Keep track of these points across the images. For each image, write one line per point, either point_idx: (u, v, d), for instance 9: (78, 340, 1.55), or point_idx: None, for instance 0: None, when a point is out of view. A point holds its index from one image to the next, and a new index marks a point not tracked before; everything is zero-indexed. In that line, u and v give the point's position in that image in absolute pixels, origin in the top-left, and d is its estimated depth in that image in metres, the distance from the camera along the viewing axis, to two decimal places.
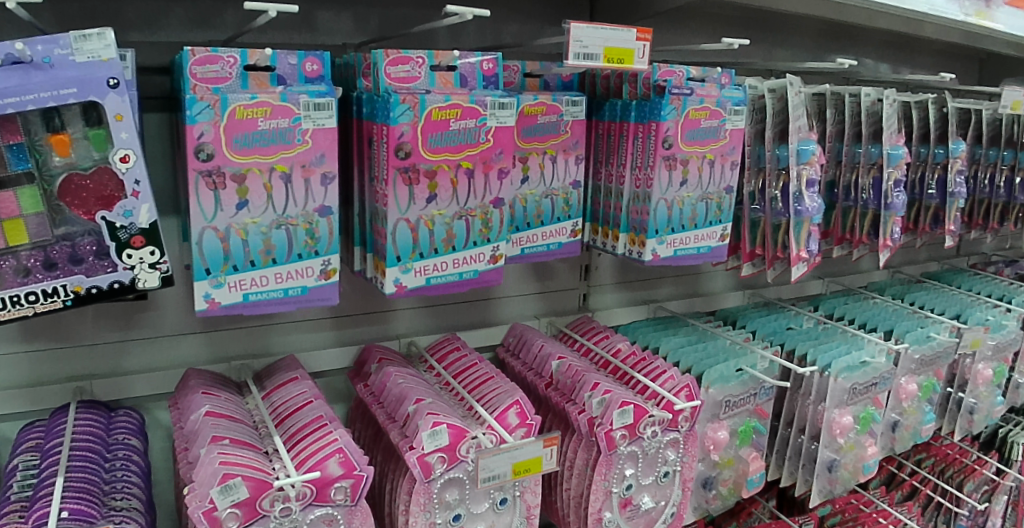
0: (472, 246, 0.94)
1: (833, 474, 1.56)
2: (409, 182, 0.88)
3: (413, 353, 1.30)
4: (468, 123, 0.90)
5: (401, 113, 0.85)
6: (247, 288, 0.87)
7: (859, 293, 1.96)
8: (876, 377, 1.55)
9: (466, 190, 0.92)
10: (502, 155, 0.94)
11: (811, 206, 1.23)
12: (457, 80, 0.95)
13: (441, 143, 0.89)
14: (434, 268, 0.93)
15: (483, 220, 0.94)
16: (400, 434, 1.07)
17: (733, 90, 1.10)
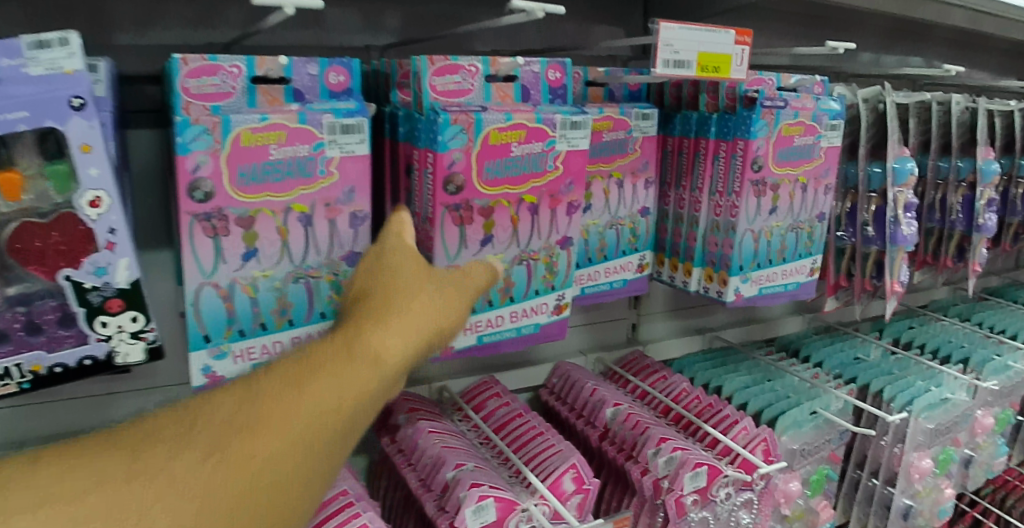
0: (533, 295, 0.83)
1: (908, 521, 1.39)
2: (460, 222, 0.75)
3: (444, 400, 1.12)
4: (535, 148, 0.77)
5: (452, 138, 0.72)
6: (256, 358, 0.72)
7: (924, 314, 1.79)
8: (955, 416, 1.39)
9: (527, 227, 0.80)
10: (572, 186, 0.81)
11: (909, 234, 1.06)
12: (518, 92, 0.81)
13: (500, 174, 0.76)
14: (487, 324, 0.81)
15: (547, 263, 0.83)
16: (438, 506, 0.90)
17: (830, 102, 0.94)
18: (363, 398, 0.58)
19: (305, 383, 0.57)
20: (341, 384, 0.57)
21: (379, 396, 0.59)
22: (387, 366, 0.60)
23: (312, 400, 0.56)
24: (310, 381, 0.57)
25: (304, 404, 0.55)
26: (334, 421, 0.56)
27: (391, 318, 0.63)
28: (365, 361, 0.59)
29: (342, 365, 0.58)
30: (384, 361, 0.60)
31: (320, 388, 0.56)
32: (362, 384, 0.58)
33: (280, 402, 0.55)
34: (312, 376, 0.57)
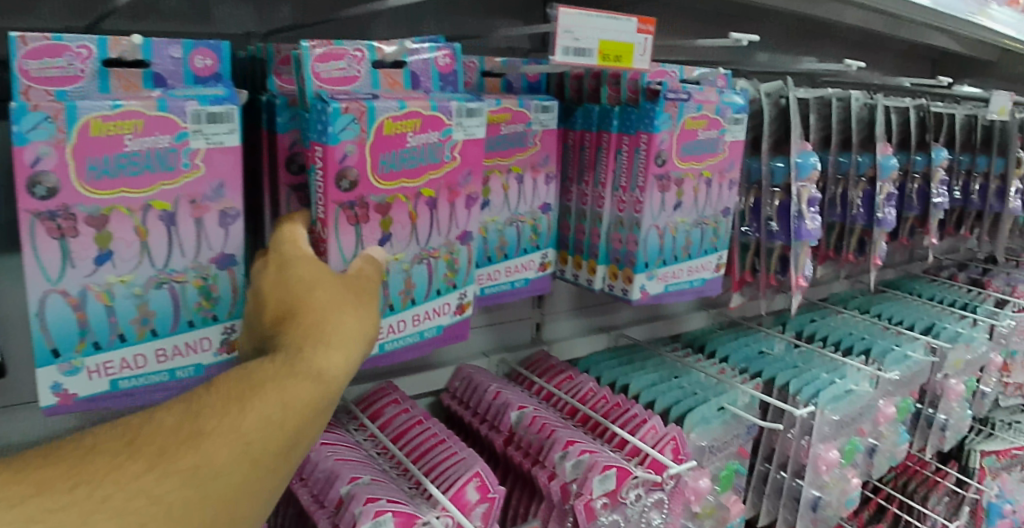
0: (436, 296, 0.77)
1: (817, 513, 1.40)
2: (357, 222, 0.69)
3: (338, 408, 1.06)
4: (432, 137, 0.72)
5: (344, 129, 0.65)
6: (115, 373, 0.64)
7: (825, 307, 1.83)
8: (860, 406, 1.42)
9: (428, 224, 0.74)
10: (469, 177, 0.76)
11: (812, 228, 1.06)
12: (406, 79, 0.76)
13: (396, 166, 0.70)
14: (387, 330, 0.74)
15: (449, 261, 0.77)
16: (332, 524, 0.84)
17: (734, 95, 0.93)
18: (313, 409, 0.54)
19: (248, 398, 0.52)
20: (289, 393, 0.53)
21: (332, 405, 0.55)
22: (341, 375, 0.55)
23: (255, 416, 0.51)
24: (253, 394, 0.52)
25: (248, 420, 0.51)
26: (283, 437, 0.52)
27: (339, 316, 0.57)
28: (314, 370, 0.54)
29: (292, 374, 0.53)
30: (336, 371, 0.55)
31: (268, 402, 0.52)
32: (311, 395, 0.53)
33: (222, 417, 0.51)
34: (257, 388, 0.52)
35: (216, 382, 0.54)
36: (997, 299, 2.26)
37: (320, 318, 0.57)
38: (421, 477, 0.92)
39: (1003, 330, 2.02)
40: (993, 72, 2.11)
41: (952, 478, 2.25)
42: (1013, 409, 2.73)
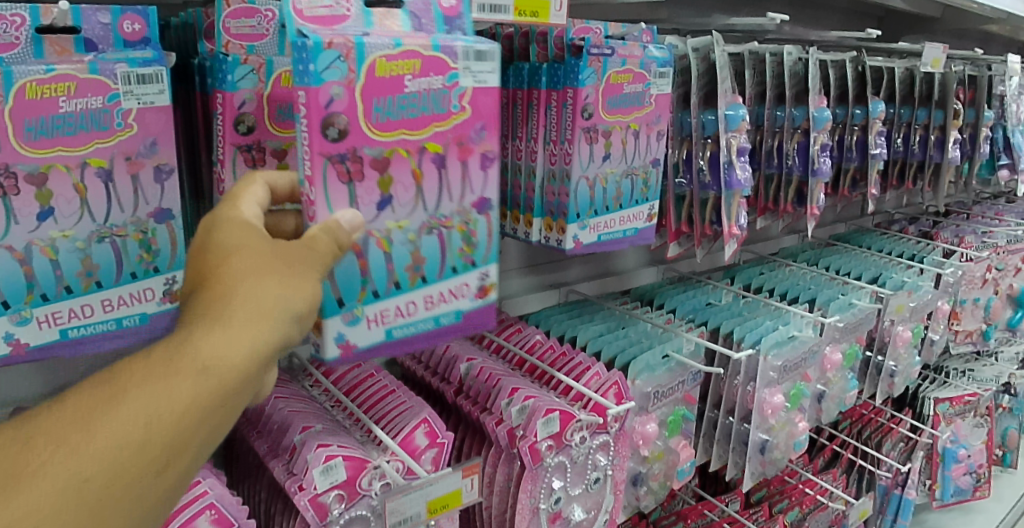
0: (449, 274, 0.79)
1: (765, 455, 1.47)
2: (349, 178, 0.70)
3: (295, 367, 1.10)
4: (437, 81, 0.73)
5: (327, 68, 0.66)
6: (65, 322, 0.67)
7: (774, 261, 1.90)
8: (805, 351, 1.48)
9: (435, 184, 0.76)
10: (482, 131, 0.78)
11: (742, 177, 1.12)
12: (406, 19, 0.75)
13: (393, 115, 0.71)
14: (395, 314, 0.77)
15: (463, 233, 0.79)
16: (286, 470, 0.87)
17: (658, 50, 0.97)
18: (194, 412, 0.50)
19: (104, 410, 0.47)
20: (157, 404, 0.48)
21: (213, 411, 0.51)
22: (228, 376, 0.51)
23: (98, 436, 0.46)
24: (110, 403, 0.48)
25: (90, 445, 0.46)
26: (143, 455, 0.48)
27: (244, 301, 0.53)
28: (195, 367, 0.50)
29: (168, 380, 0.49)
30: (222, 366, 0.51)
31: (129, 416, 0.47)
32: (189, 402, 0.49)
33: (70, 430, 0.46)
34: (117, 396, 0.48)
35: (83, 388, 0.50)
36: (943, 250, 2.34)
37: (220, 309, 0.53)
38: (372, 427, 0.96)
39: (949, 279, 2.09)
40: (934, 29, 2.18)
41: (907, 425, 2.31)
42: (966, 358, 2.83)
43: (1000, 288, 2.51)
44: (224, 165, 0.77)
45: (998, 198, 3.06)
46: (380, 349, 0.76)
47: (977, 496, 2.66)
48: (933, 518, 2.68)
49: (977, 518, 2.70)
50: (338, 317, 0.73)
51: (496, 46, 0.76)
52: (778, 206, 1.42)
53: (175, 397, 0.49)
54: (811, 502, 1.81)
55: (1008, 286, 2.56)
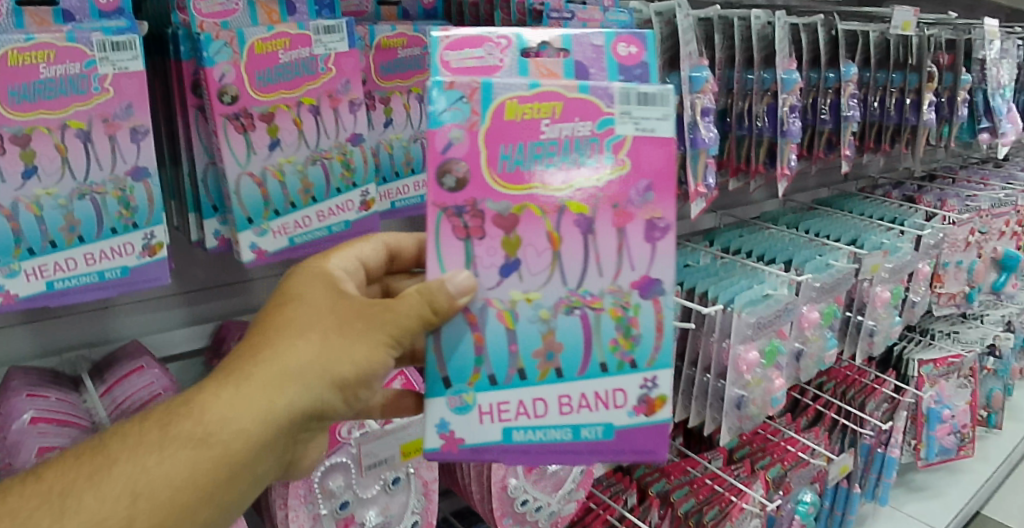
0: (335, 193, 0.90)
1: (742, 411, 1.48)
2: (466, 234, 0.73)
3: None
4: (584, 127, 0.74)
5: (447, 109, 0.72)
6: (51, 275, 0.71)
7: (755, 225, 1.94)
8: (779, 309, 1.50)
9: (579, 249, 0.75)
10: (645, 190, 0.74)
11: (707, 137, 1.16)
12: (569, 68, 0.81)
13: (523, 164, 0.73)
14: (513, 412, 0.76)
15: (343, 161, 0.90)
16: None
17: (619, 14, 1.02)
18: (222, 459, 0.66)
19: (112, 477, 0.63)
20: (156, 471, 0.64)
21: (212, 472, 0.66)
22: (228, 442, 0.66)
23: (93, 507, 0.62)
24: (120, 469, 0.64)
25: (78, 516, 0.61)
26: (140, 516, 0.63)
27: (266, 370, 0.68)
28: (225, 420, 0.66)
29: (175, 448, 0.65)
30: (223, 435, 0.66)
31: (134, 484, 0.63)
32: (189, 466, 0.65)
33: (73, 496, 0.62)
34: (149, 447, 0.65)
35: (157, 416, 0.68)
36: (925, 214, 2.35)
37: (246, 381, 0.68)
38: None
39: (930, 241, 2.10)
40: None
41: (891, 385, 2.26)
42: (950, 321, 2.83)
43: (984, 251, 2.49)
44: (218, 135, 0.81)
45: (985, 164, 3.06)
46: (493, 449, 0.75)
47: (961, 455, 2.66)
48: (919, 480, 2.66)
49: (962, 477, 2.70)
50: (443, 401, 0.75)
51: (665, 88, 0.73)
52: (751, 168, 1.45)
53: (177, 463, 0.65)
54: (792, 458, 1.80)
55: (993, 249, 2.53)
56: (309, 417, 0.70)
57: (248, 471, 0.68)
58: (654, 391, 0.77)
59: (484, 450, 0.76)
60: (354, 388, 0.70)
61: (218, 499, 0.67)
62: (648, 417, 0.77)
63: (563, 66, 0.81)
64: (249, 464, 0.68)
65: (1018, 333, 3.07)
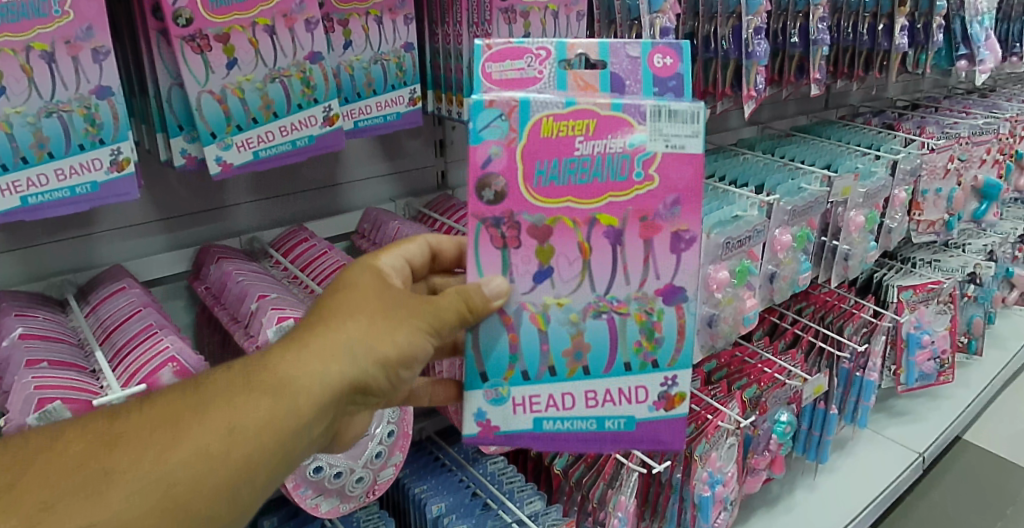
0: (296, 110, 0.96)
1: (713, 329, 1.53)
2: (503, 243, 0.79)
3: (256, 250, 1.25)
4: (616, 144, 0.77)
5: (487, 127, 0.76)
6: (24, 191, 0.78)
7: (730, 151, 2.00)
8: (749, 230, 1.54)
9: (608, 260, 0.81)
10: (674, 204, 0.79)
11: None
12: (604, 81, 0.86)
13: (558, 180, 0.77)
14: (259, 141, 0.94)
15: (301, 79, 0.95)
16: (246, 333, 1.01)
17: None
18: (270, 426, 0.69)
19: (211, 412, 0.68)
20: (244, 412, 0.68)
21: (287, 424, 0.69)
22: (299, 395, 0.70)
23: (199, 434, 0.66)
24: (213, 409, 0.68)
25: (188, 441, 0.66)
26: (234, 451, 0.67)
27: (322, 342, 0.73)
28: (280, 385, 0.70)
29: (256, 395, 0.69)
30: (296, 388, 0.70)
31: (229, 419, 0.68)
32: (269, 413, 0.69)
33: (179, 424, 0.67)
34: (207, 406, 0.68)
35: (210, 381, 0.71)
36: (902, 139, 2.23)
37: (312, 346, 0.72)
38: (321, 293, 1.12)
39: (907, 166, 2.06)
40: None
41: (870, 311, 2.12)
42: (933, 249, 2.60)
43: (964, 179, 2.30)
44: (176, 56, 0.87)
45: (970, 93, 2.97)
46: (526, 436, 0.84)
47: (941, 381, 2.43)
48: (900, 405, 2.54)
49: (943, 403, 2.57)
50: (480, 394, 0.83)
51: (695, 107, 0.76)
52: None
53: (258, 408, 0.69)
54: (768, 379, 1.81)
55: (972, 177, 2.34)
56: (361, 390, 0.74)
57: (310, 432, 0.72)
58: (674, 388, 0.86)
59: (517, 435, 0.85)
60: (394, 367, 0.75)
61: (288, 451, 0.71)
62: (666, 411, 0.86)
63: (599, 78, 0.86)
64: (312, 425, 0.71)
65: (1004, 263, 2.84)
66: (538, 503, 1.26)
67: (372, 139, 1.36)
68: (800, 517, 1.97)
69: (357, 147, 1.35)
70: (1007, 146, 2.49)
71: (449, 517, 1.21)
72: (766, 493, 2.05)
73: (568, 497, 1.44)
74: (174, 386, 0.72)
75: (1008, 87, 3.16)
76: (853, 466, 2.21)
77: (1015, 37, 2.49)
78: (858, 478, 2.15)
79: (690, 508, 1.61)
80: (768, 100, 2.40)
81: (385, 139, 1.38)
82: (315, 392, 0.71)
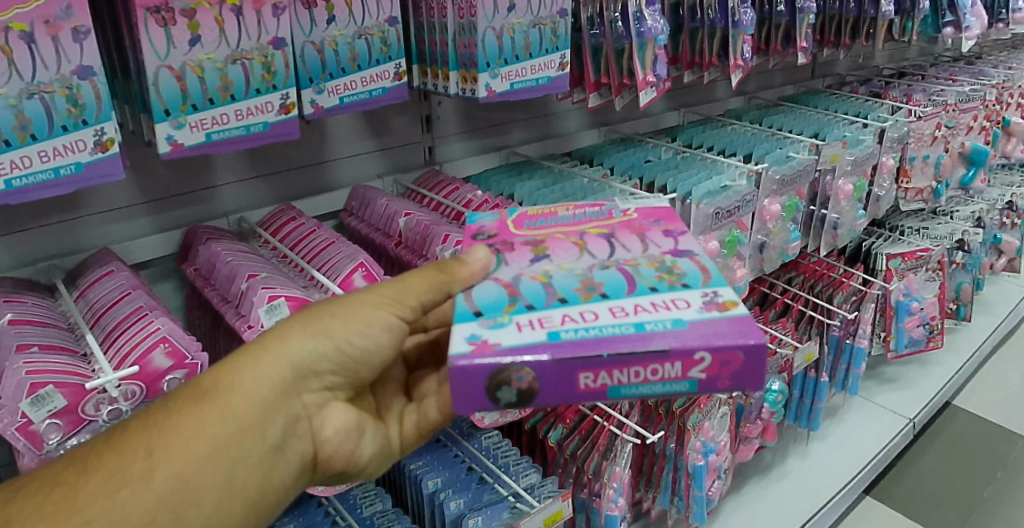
0: (255, 94, 0.95)
1: None
2: (498, 249, 0.87)
3: (245, 230, 1.24)
4: (593, 210, 0.98)
5: (485, 218, 0.97)
6: (8, 173, 0.77)
7: (718, 121, 2.00)
8: (738, 200, 1.54)
9: (600, 245, 0.86)
10: (654, 221, 0.93)
11: (653, 26, 1.36)
12: None
13: (543, 224, 0.94)
14: (212, 123, 0.93)
15: (263, 63, 0.95)
16: (237, 313, 1.01)
17: None
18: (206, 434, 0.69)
19: (129, 439, 0.67)
20: (177, 424, 0.69)
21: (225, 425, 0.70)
22: (231, 393, 0.72)
23: (119, 460, 0.65)
24: (130, 437, 0.67)
25: (104, 469, 0.65)
26: (163, 466, 0.66)
27: (254, 345, 0.76)
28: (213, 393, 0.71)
29: (182, 408, 0.70)
30: (229, 391, 0.72)
31: (149, 441, 0.67)
32: (202, 418, 0.69)
33: (92, 460, 0.66)
34: (127, 434, 0.67)
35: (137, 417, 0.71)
36: (890, 107, 2.23)
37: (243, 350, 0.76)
38: (313, 272, 1.11)
39: (892, 134, 2.05)
40: None
41: (860, 278, 2.15)
42: (921, 216, 2.61)
43: (952, 146, 2.31)
44: (138, 26, 0.85)
45: (956, 60, 2.96)
46: (540, 345, 0.67)
47: (931, 347, 2.44)
48: (890, 372, 2.57)
49: (933, 370, 2.59)
50: (474, 323, 0.72)
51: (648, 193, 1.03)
52: (633, 81, 1.41)
53: (185, 419, 0.69)
54: None
55: (959, 144, 2.34)
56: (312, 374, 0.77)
57: (258, 432, 0.72)
58: (720, 297, 0.73)
59: (527, 347, 0.67)
60: (347, 343, 0.78)
61: (237, 456, 0.70)
62: (722, 311, 0.71)
63: None
64: (256, 423, 0.72)
65: (992, 230, 2.85)
66: (534, 476, 1.28)
67: (358, 115, 1.36)
68: (792, 485, 1.99)
69: (342, 124, 1.35)
70: (994, 112, 2.49)
71: (445, 492, 1.22)
72: (759, 461, 2.08)
73: (564, 470, 1.45)
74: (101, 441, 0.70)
75: (994, 53, 3.15)
76: (844, 433, 2.23)
77: (1002, 3, 2.47)
78: (848, 445, 2.18)
79: (685, 477, 1.63)
80: (755, 70, 2.41)
81: (372, 116, 1.38)
82: (252, 388, 0.73)
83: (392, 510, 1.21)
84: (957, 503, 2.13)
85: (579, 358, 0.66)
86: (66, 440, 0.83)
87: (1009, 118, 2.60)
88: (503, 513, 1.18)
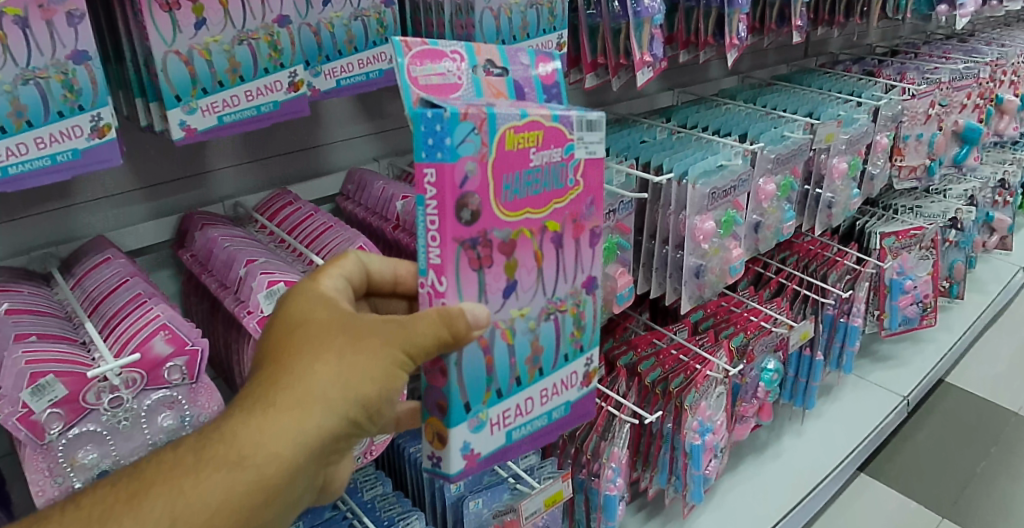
0: (264, 73, 0.96)
1: (701, 279, 1.54)
2: (479, 265, 0.71)
3: (241, 216, 1.24)
4: (556, 154, 0.74)
5: (463, 142, 0.66)
6: (3, 161, 0.77)
7: (712, 101, 2.00)
8: (733, 180, 1.54)
9: (554, 264, 0.79)
10: (590, 204, 0.81)
11: (650, 6, 1.34)
12: (509, 89, 0.80)
13: (517, 193, 0.72)
14: (224, 105, 0.94)
15: (270, 42, 0.96)
16: (236, 299, 1.01)
17: None
18: (231, 504, 0.64)
19: (151, 501, 0.62)
20: (197, 493, 0.63)
21: (252, 497, 0.64)
22: (263, 463, 0.64)
23: None
24: (154, 497, 0.63)
25: None
26: None
27: (287, 397, 0.65)
28: (241, 457, 0.64)
29: (208, 471, 0.64)
30: (258, 457, 0.64)
31: (173, 509, 0.62)
32: (228, 487, 0.64)
33: (111, 522, 0.61)
34: (149, 491, 0.63)
35: (158, 461, 0.65)
36: (884, 86, 2.22)
37: (271, 396, 0.66)
38: (311, 257, 1.11)
39: (886, 113, 2.05)
40: None
41: (853, 257, 2.16)
42: (914, 194, 2.62)
43: (945, 124, 2.30)
44: (144, 13, 0.85)
45: (949, 38, 2.96)
46: (498, 454, 0.79)
47: (924, 325, 2.45)
48: (884, 350, 2.59)
49: (926, 347, 2.62)
50: (466, 426, 0.75)
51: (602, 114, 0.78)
52: (630, 60, 1.42)
53: (212, 486, 0.63)
54: (755, 327, 1.82)
55: (952, 122, 2.34)
56: (334, 440, 0.67)
57: (283, 495, 0.67)
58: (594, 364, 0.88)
59: (493, 456, 0.79)
60: (383, 405, 0.68)
61: (259, 520, 0.66)
62: (589, 386, 0.88)
63: (505, 85, 0.80)
64: (284, 488, 0.66)
65: (984, 208, 2.86)
66: (533, 456, 1.28)
67: (352, 98, 1.36)
68: (788, 463, 2.01)
69: (336, 108, 1.34)
70: (987, 90, 2.49)
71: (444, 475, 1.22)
72: (754, 440, 2.09)
73: (561, 450, 1.46)
74: (118, 477, 0.65)
75: (987, 31, 3.15)
76: (838, 411, 2.25)
77: None
78: (844, 423, 2.20)
79: (682, 456, 1.63)
80: (749, 50, 2.41)
81: (366, 99, 1.38)
82: (286, 454, 0.65)
83: (392, 494, 1.22)
84: (949, 480, 2.15)
85: (512, 456, 0.82)
86: (67, 429, 0.83)
87: (1001, 96, 2.59)
88: (503, 495, 1.21)
